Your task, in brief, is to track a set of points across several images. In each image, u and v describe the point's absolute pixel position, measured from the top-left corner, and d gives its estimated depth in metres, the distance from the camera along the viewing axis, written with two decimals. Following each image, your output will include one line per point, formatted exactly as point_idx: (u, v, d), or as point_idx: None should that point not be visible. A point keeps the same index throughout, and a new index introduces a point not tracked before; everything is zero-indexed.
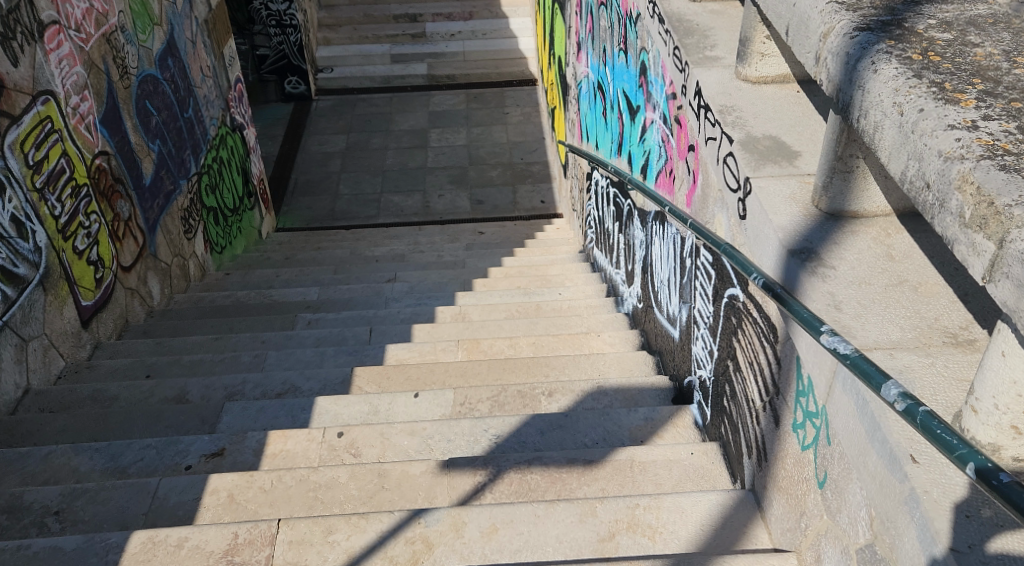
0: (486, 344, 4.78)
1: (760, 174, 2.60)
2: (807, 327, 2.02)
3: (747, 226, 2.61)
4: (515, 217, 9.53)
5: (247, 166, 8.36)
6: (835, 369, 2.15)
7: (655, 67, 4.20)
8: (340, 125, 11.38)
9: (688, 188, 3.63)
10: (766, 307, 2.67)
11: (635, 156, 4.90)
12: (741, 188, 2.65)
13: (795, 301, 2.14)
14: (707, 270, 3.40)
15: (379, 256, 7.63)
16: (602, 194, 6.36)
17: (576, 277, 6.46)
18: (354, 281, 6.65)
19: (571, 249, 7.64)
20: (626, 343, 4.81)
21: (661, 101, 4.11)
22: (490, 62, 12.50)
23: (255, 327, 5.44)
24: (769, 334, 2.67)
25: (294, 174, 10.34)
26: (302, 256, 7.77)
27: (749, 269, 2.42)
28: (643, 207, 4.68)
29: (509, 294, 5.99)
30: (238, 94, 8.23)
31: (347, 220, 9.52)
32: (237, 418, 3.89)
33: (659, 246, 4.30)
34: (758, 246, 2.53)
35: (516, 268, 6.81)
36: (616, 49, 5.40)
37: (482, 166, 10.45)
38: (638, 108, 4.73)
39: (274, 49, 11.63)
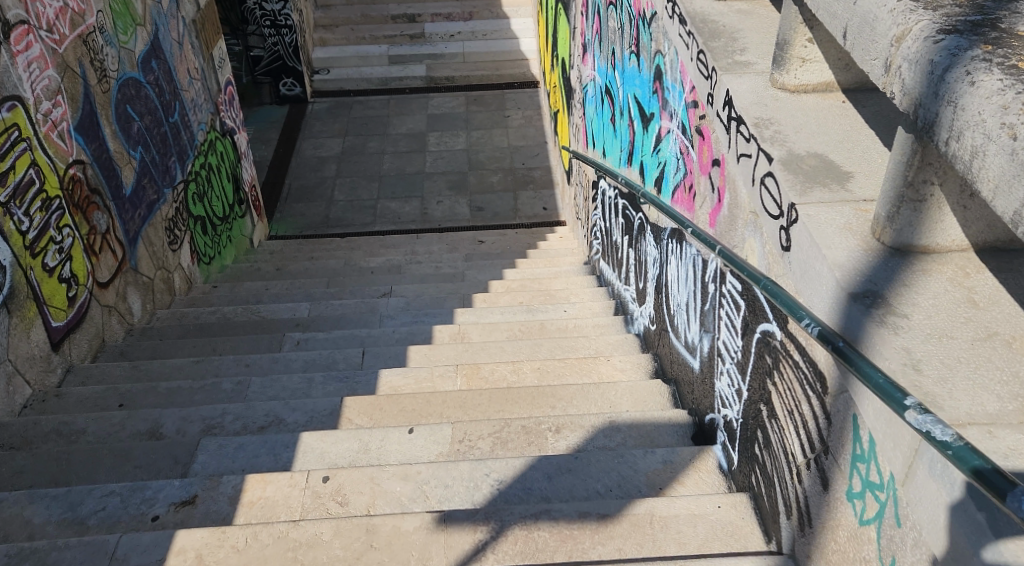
0: (487, 370, 4.43)
1: (808, 200, 2.30)
2: (885, 396, 1.78)
3: (792, 259, 2.32)
4: (517, 224, 9.18)
5: (238, 172, 8.01)
6: (917, 448, 1.86)
7: (673, 72, 3.85)
8: (336, 128, 11.03)
9: (712, 206, 3.29)
10: (812, 351, 2.33)
11: (648, 167, 4.55)
12: (785, 215, 2.35)
13: (862, 360, 1.88)
14: (734, 300, 3.05)
15: (374, 267, 7.29)
16: (609, 205, 6.01)
17: (582, 291, 6.11)
18: (348, 296, 6.30)
19: (575, 260, 7.29)
20: (637, 369, 4.45)
21: (680, 109, 3.76)
22: (491, 64, 12.15)
23: (240, 348, 5.08)
24: (816, 384, 2.32)
25: (287, 179, 9.99)
26: (294, 267, 7.42)
27: (799, 312, 2.14)
28: (658, 223, 4.34)
29: (511, 312, 5.65)
30: (229, 97, 7.87)
31: (342, 228, 9.18)
32: (213, 457, 3.54)
33: (675, 266, 3.96)
34: (807, 284, 2.25)
35: (518, 282, 6.46)
36: (627, 52, 5.05)
37: (482, 172, 10.10)
38: (653, 116, 4.38)
39: (268, 50, 11.27)
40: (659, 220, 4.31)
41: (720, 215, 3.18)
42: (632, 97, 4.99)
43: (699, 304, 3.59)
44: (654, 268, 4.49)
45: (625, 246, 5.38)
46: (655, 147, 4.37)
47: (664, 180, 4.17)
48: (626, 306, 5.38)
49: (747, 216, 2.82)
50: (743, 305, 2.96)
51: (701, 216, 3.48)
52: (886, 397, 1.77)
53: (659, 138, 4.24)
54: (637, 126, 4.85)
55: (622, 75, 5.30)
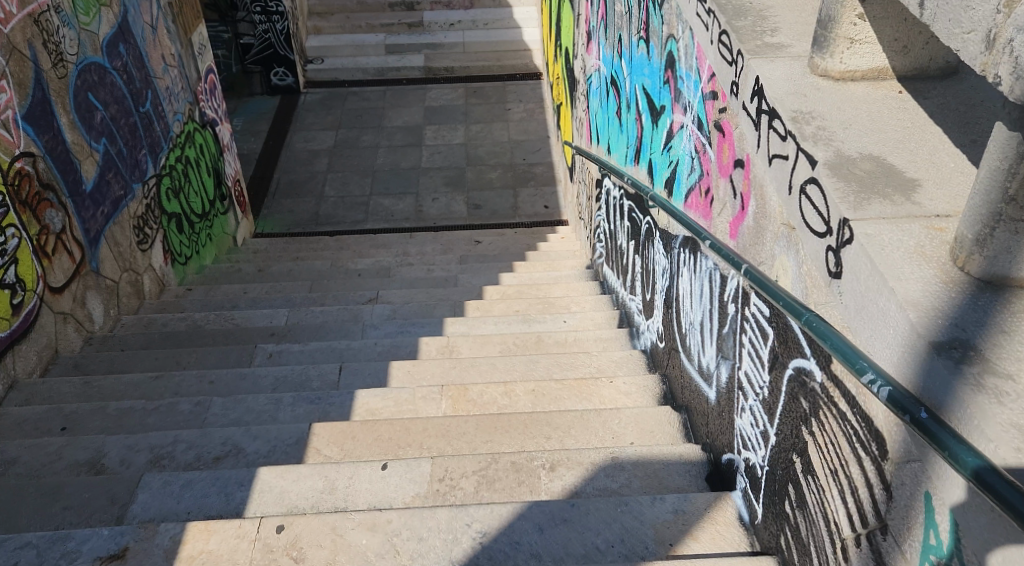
0: (475, 392, 3.98)
1: (864, 215, 1.90)
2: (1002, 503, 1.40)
3: (846, 290, 1.90)
4: (516, 223, 8.72)
5: (220, 166, 7.56)
6: None
7: (688, 59, 3.38)
8: (329, 120, 10.57)
9: (734, 214, 2.82)
10: (868, 405, 1.89)
11: (657, 166, 4.10)
12: (837, 235, 1.93)
13: (962, 446, 1.49)
14: (761, 327, 2.57)
15: (362, 269, 6.83)
16: (614, 206, 5.55)
17: (584, 299, 5.65)
18: (331, 302, 5.85)
19: (577, 264, 6.83)
20: (643, 392, 3.99)
21: (696, 101, 3.28)
22: (492, 54, 11.67)
23: (206, 362, 4.63)
24: (876, 447, 1.87)
25: (277, 173, 9.53)
26: (277, 269, 6.98)
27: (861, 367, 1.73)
28: (668, 229, 3.88)
29: (506, 322, 5.19)
30: (210, 86, 7.41)
31: (333, 225, 8.72)
32: (155, 497, 3.08)
33: (688, 279, 3.50)
34: (869, 323, 1.83)
35: (514, 288, 6.01)
36: (635, 38, 4.58)
37: (481, 167, 9.63)
38: (663, 109, 3.90)
39: (259, 38, 10.80)
40: (669, 226, 3.84)
41: (744, 224, 2.73)
42: (640, 87, 4.52)
43: (714, 324, 3.13)
44: (664, 279, 4.03)
45: (631, 251, 4.92)
46: (666, 145, 3.89)
47: (675, 182, 3.70)
48: (631, 318, 4.93)
49: (778, 227, 2.38)
50: (771, 332, 2.50)
51: (719, 224, 3.03)
52: (1008, 509, 1.40)
53: (671, 135, 3.77)
54: (646, 119, 4.38)
55: (629, 64, 4.83)
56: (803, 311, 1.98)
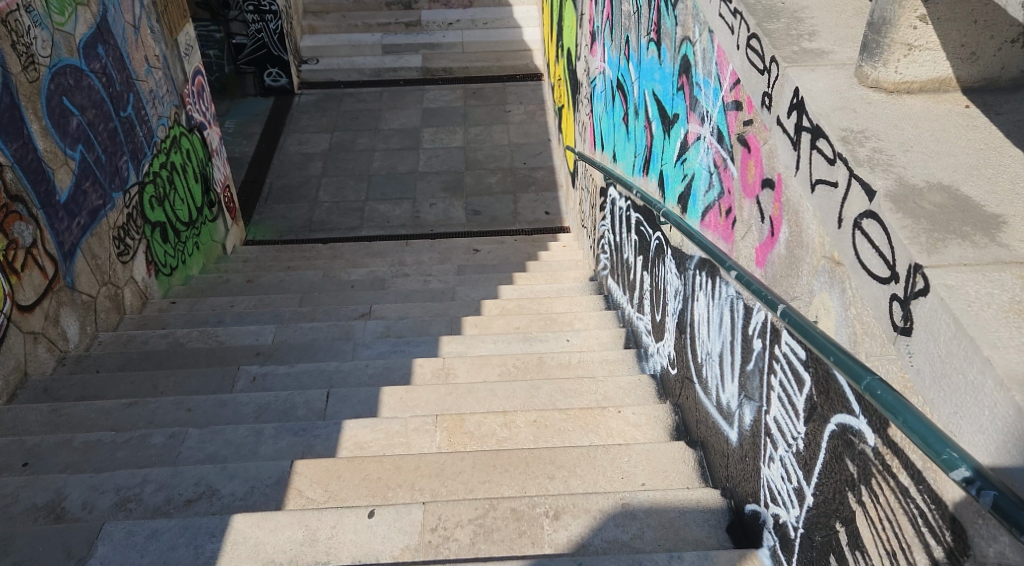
0: (472, 424, 3.69)
1: (941, 260, 1.65)
2: None
3: (920, 351, 1.66)
4: (516, 230, 8.42)
5: (208, 172, 7.26)
6: None
7: (706, 64, 3.09)
8: (324, 122, 10.26)
9: (761, 239, 2.53)
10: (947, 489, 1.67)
11: (669, 178, 3.81)
12: (908, 284, 1.68)
13: None
14: (795, 372, 2.27)
15: (355, 280, 6.53)
16: (620, 217, 5.25)
17: (587, 315, 5.36)
18: (321, 318, 5.55)
19: (580, 275, 6.53)
20: (654, 424, 3.70)
21: (715, 111, 2.99)
22: (491, 55, 11.37)
23: (185, 387, 4.33)
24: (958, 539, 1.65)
25: (269, 178, 9.23)
26: (267, 280, 6.68)
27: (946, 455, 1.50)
28: (681, 248, 3.59)
29: (506, 341, 4.89)
30: (197, 88, 7.11)
31: (327, 232, 8.42)
32: (116, 549, 2.77)
33: (704, 306, 3.21)
34: (951, 393, 1.59)
35: (515, 303, 5.71)
36: (644, 41, 4.29)
37: (480, 171, 9.33)
38: (677, 118, 3.61)
39: (252, 37, 10.49)
40: (683, 244, 3.55)
41: (773, 252, 2.44)
42: (649, 93, 4.22)
43: (735, 358, 2.85)
44: (676, 302, 3.73)
45: (639, 267, 4.62)
46: (679, 157, 3.59)
47: (690, 198, 3.41)
48: (639, 338, 4.63)
49: (818, 260, 2.10)
50: (807, 379, 2.20)
51: (743, 249, 2.74)
52: None
53: (685, 146, 3.48)
54: (656, 127, 4.09)
55: (637, 68, 4.54)
56: (859, 370, 1.73)
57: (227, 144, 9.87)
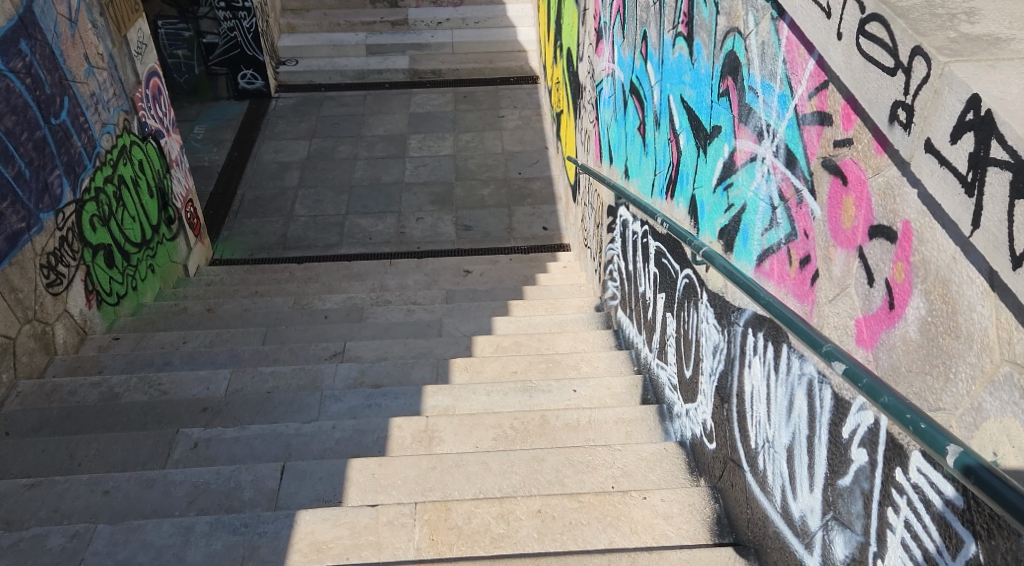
0: (460, 517, 2.93)
1: None
2: None
3: None
4: (511, 248, 7.66)
5: (166, 186, 6.48)
6: None
7: (767, 62, 2.34)
8: (302, 128, 9.48)
9: (871, 314, 1.83)
10: None
11: (704, 204, 3.06)
12: None
13: None
14: (944, 522, 1.62)
15: (330, 309, 5.76)
16: (634, 244, 4.50)
17: (596, 355, 4.61)
18: (286, 360, 4.79)
19: (584, 303, 5.77)
20: (689, 517, 2.93)
21: (782, 125, 2.23)
22: (483, 56, 10.61)
23: (111, 457, 3.57)
24: None
25: (241, 189, 8.44)
26: (230, 309, 5.90)
27: None
28: (722, 293, 2.87)
29: (501, 392, 4.15)
30: (153, 92, 6.31)
31: (303, 250, 7.65)
32: None
33: (762, 377, 2.46)
34: None
35: (510, 339, 4.97)
36: (668, 36, 3.54)
37: (471, 182, 8.57)
38: (718, 132, 2.85)
39: (223, 37, 9.73)
40: (727, 291, 2.80)
41: (894, 332, 1.77)
42: (675, 96, 3.48)
43: (813, 462, 2.11)
44: (715, 361, 2.97)
45: (660, 305, 3.88)
46: (723, 181, 2.83)
47: (739, 234, 2.64)
48: (661, 392, 3.88)
49: (995, 362, 1.52)
50: (972, 537, 1.58)
51: (830, 312, 2.00)
52: None
53: (732, 167, 2.72)
54: (687, 138, 3.33)
55: (657, 69, 3.81)
56: None
57: (196, 152, 9.07)
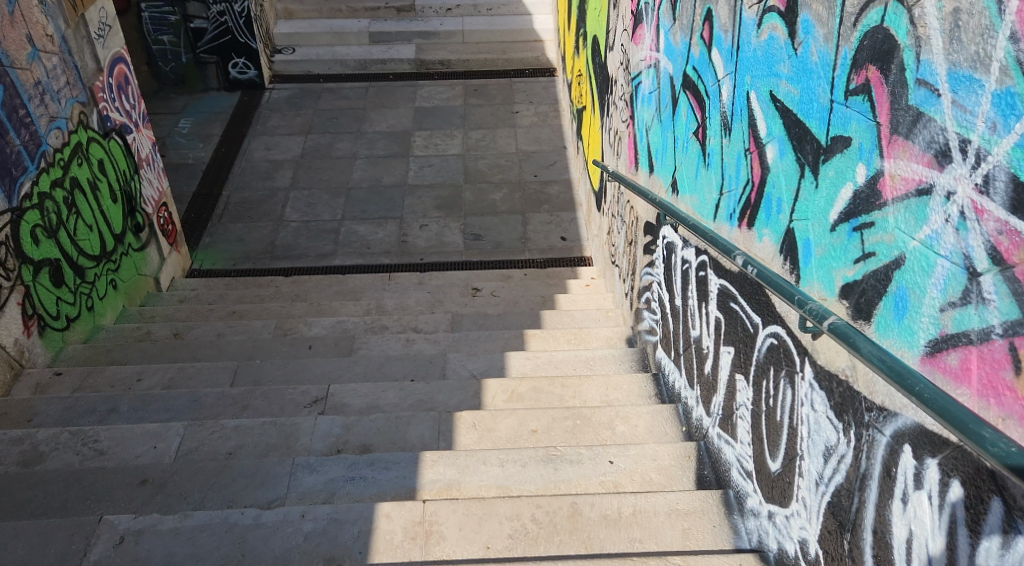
0: None
1: None
2: None
3: None
4: (526, 261, 6.81)
5: (134, 189, 5.56)
6: None
7: (964, 43, 1.58)
8: (297, 122, 8.62)
9: None
10: None
11: (809, 243, 2.23)
12: None
13: None
14: None
15: (316, 337, 4.90)
16: (687, 276, 3.64)
17: (634, 411, 3.77)
18: (257, 409, 3.93)
19: (613, 335, 4.91)
20: None
21: (1007, 142, 1.48)
22: (496, 45, 9.74)
23: (9, 558, 2.73)
24: None
25: (226, 190, 7.58)
26: (200, 335, 5.05)
27: None
28: (836, 368, 2.07)
29: (519, 463, 3.31)
30: (119, 81, 5.36)
31: (292, 260, 6.79)
32: None
33: (937, 529, 1.68)
34: None
35: (528, 385, 4.12)
36: (751, 15, 2.67)
37: (481, 185, 7.70)
38: (844, 145, 1.99)
39: (213, 22, 8.83)
40: (855, 375, 1.97)
41: None
42: (758, 92, 2.62)
43: None
44: (827, 468, 2.14)
45: (725, 362, 3.06)
46: (850, 217, 1.97)
47: (886, 300, 1.81)
48: (727, 472, 3.06)
49: None
50: None
51: None
52: None
53: (873, 199, 1.86)
54: (779, 148, 2.47)
55: (728, 59, 2.95)
56: None
57: (179, 148, 8.21)
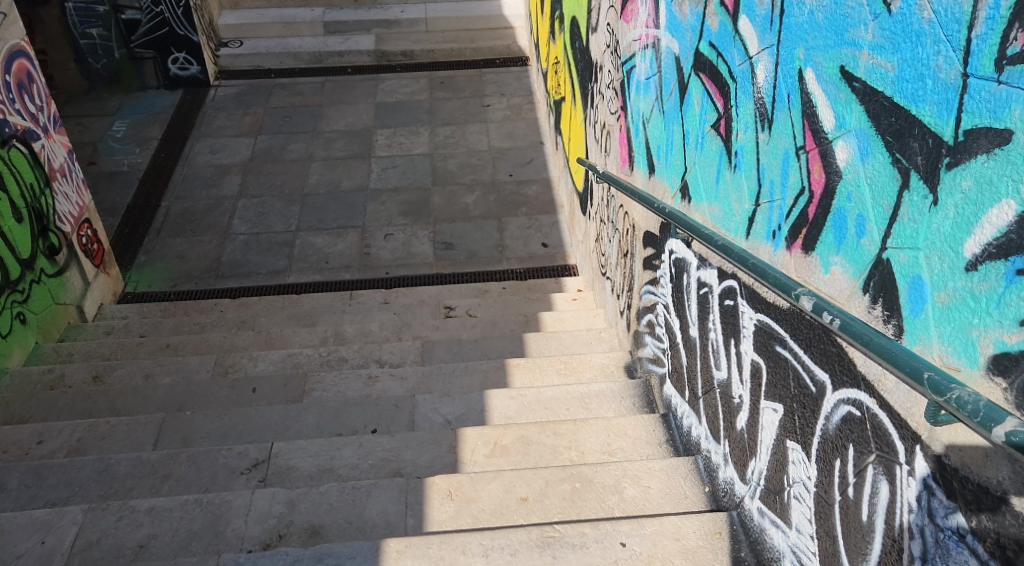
0: None
1: None
2: None
3: None
4: (504, 273, 6.10)
5: (45, 205, 4.77)
6: None
7: None
8: (246, 123, 7.84)
9: None
10: None
11: (914, 283, 1.59)
12: None
13: None
14: None
15: (260, 376, 4.14)
16: (705, 306, 2.96)
17: (644, 468, 3.07)
18: (181, 478, 3.20)
19: (609, 362, 4.21)
20: None
21: None
22: (462, 34, 9.00)
23: None
24: None
25: (166, 200, 6.80)
26: (124, 376, 4.29)
27: None
28: (993, 481, 1.45)
29: (508, 551, 2.60)
30: (18, 79, 4.57)
31: (240, 279, 6.03)
32: None
33: None
34: None
35: (513, 434, 3.42)
36: None
37: (452, 187, 6.98)
38: (996, 141, 1.40)
39: (149, 14, 8.03)
40: None
41: None
42: (821, 70, 1.95)
43: None
44: None
45: (769, 422, 2.36)
46: (1007, 253, 1.39)
47: None
48: (777, 563, 2.37)
49: None
50: None
51: None
52: None
53: None
54: (857, 144, 1.79)
55: (765, 27, 2.28)
56: None
57: (114, 154, 7.40)
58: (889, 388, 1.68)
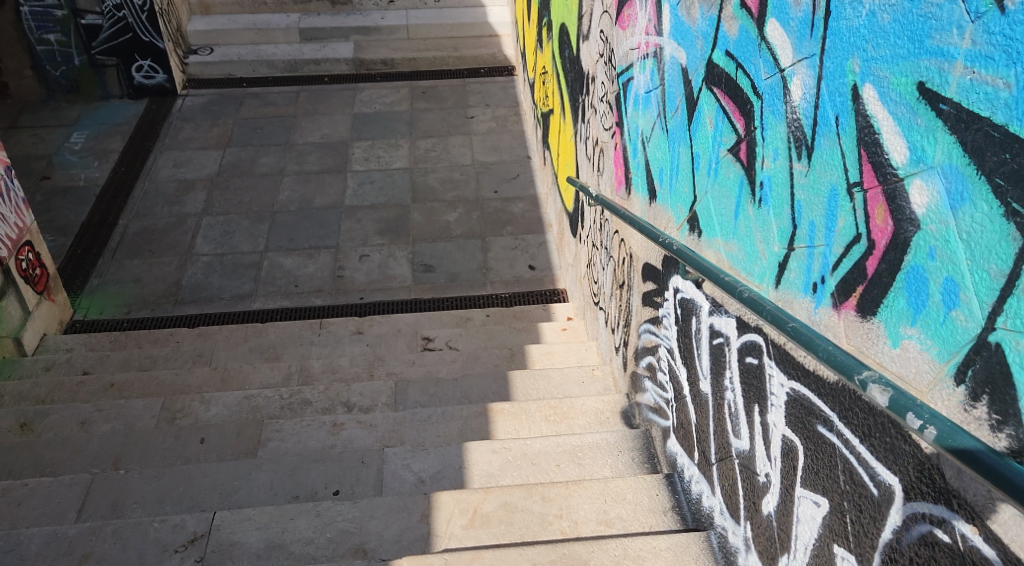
0: None
1: None
2: None
3: None
4: (488, 299, 5.66)
5: None
6: None
7: None
8: (214, 134, 7.36)
9: None
10: None
11: None
12: None
13: None
14: None
15: (210, 424, 3.67)
16: (718, 358, 2.52)
17: (648, 547, 2.62)
18: (102, 559, 2.74)
19: (604, 407, 3.75)
20: None
21: None
22: (445, 41, 8.54)
23: None
24: None
25: (124, 218, 6.32)
26: (56, 423, 3.82)
27: None
28: None
29: None
30: None
31: (201, 305, 5.56)
32: None
33: None
34: None
35: (496, 500, 2.96)
36: None
37: (432, 204, 6.53)
38: None
39: (109, 18, 7.53)
40: None
41: None
42: (885, 86, 1.53)
43: None
44: None
45: (808, 516, 1.92)
46: None
47: None
48: None
49: None
50: None
51: None
52: None
53: None
54: (945, 186, 1.40)
55: (803, 33, 1.85)
56: None
57: (69, 167, 6.91)
58: (999, 518, 1.33)
